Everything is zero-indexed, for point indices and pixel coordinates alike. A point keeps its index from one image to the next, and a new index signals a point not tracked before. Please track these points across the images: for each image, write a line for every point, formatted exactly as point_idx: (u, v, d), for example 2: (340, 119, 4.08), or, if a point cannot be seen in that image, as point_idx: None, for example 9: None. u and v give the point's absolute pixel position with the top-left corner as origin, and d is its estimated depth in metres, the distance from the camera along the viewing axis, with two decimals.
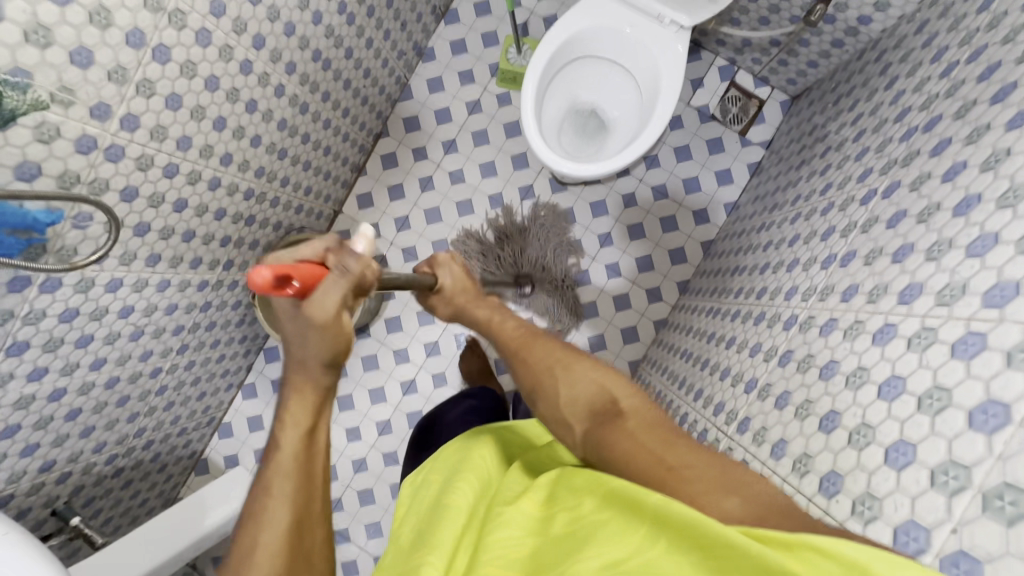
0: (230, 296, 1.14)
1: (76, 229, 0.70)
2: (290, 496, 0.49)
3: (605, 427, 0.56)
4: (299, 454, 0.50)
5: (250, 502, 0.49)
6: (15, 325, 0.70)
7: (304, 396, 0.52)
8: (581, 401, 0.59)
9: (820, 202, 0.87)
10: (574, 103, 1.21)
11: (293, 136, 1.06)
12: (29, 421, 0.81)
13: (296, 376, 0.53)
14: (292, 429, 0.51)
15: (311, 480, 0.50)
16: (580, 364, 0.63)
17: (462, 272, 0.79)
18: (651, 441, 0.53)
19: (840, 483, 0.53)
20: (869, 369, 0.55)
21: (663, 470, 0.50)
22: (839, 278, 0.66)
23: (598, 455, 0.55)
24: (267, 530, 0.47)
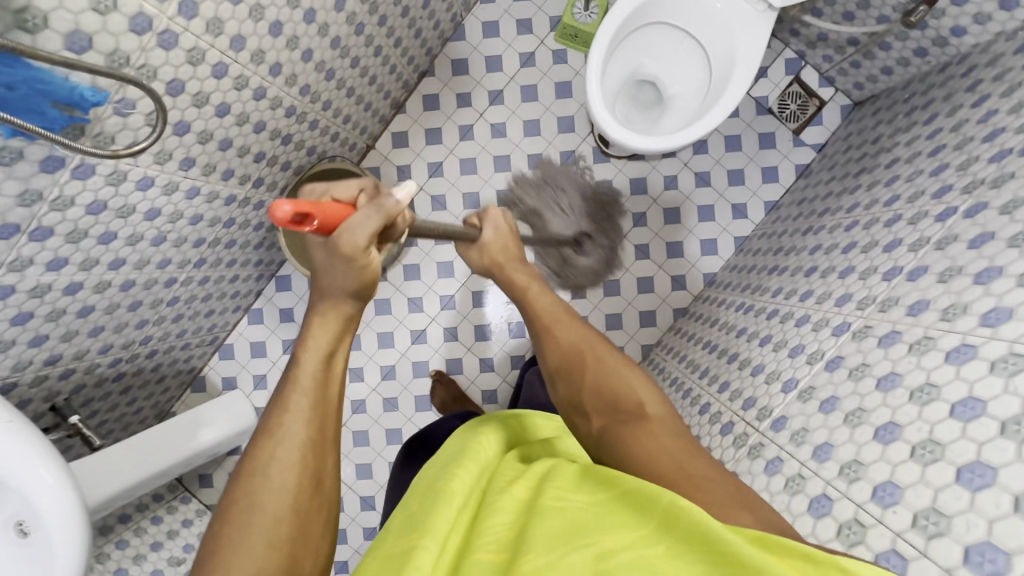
0: (254, 216, 1.10)
1: (117, 115, 0.65)
2: (306, 413, 0.54)
3: (627, 427, 0.63)
4: (317, 374, 0.56)
5: (265, 419, 0.54)
6: (43, 209, 0.66)
7: (329, 317, 0.59)
8: (607, 392, 0.67)
9: (885, 211, 0.84)
10: (635, 71, 1.14)
11: (343, 57, 1.00)
12: (42, 311, 0.77)
13: (324, 296, 0.59)
14: (315, 347, 0.57)
15: (324, 403, 0.56)
16: (615, 357, 0.71)
17: (508, 231, 0.90)
18: (675, 449, 0.61)
19: (897, 494, 0.55)
20: (940, 387, 0.55)
21: (682, 476, 0.57)
22: (905, 291, 0.65)
23: (617, 446, 0.63)
24: (281, 445, 0.52)
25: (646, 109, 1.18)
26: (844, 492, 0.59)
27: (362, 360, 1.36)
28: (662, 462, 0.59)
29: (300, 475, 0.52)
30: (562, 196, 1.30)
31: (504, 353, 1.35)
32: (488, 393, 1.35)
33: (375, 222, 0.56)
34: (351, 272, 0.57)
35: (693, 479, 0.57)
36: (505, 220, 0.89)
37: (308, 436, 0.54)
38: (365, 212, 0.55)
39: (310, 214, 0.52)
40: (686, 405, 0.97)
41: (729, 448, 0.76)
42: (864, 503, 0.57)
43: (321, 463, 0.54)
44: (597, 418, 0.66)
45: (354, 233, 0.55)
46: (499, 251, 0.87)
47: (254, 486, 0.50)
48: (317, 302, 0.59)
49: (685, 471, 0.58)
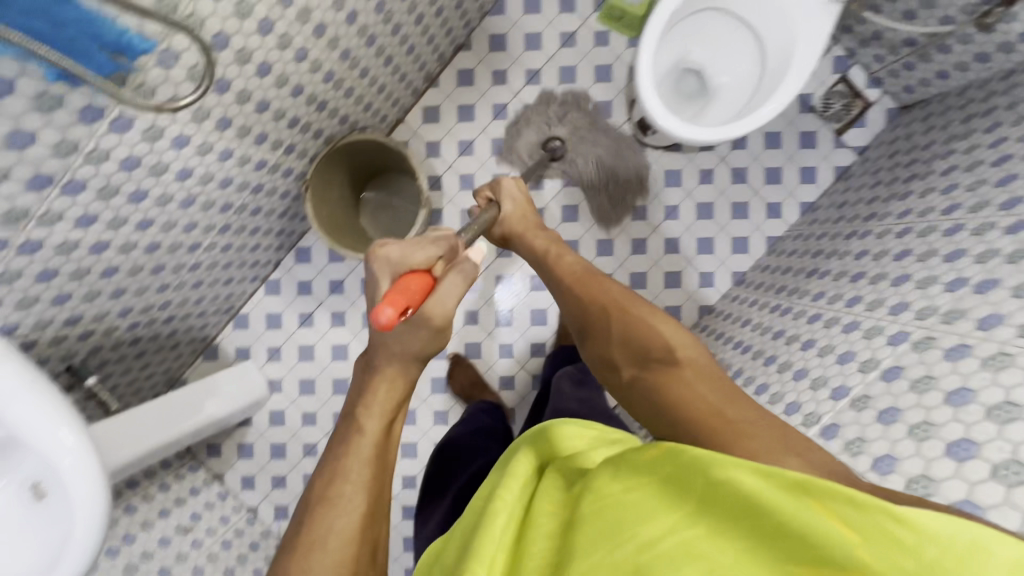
0: (282, 184, 1.06)
1: (159, 67, 0.60)
2: (365, 485, 0.58)
3: (654, 372, 0.65)
4: (377, 445, 0.61)
5: (326, 485, 0.58)
6: (77, 161, 0.62)
7: (392, 388, 0.66)
8: (633, 342, 0.69)
9: (943, 220, 0.81)
10: (683, 58, 1.12)
11: (385, 23, 0.96)
12: (67, 269, 0.74)
13: (390, 366, 0.66)
14: (376, 420, 0.63)
15: (381, 474, 0.60)
16: (644, 307, 0.73)
17: (522, 199, 0.97)
18: (707, 392, 0.60)
19: (980, 514, 0.52)
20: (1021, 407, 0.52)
21: (721, 420, 0.56)
22: (975, 304, 0.62)
23: (651, 396, 0.64)
24: (341, 515, 0.56)
25: (689, 98, 1.14)
26: None
27: None
28: (692, 408, 0.59)
29: (356, 547, 0.55)
30: (567, 125, 1.27)
31: (525, 341, 1.33)
32: (506, 380, 1.33)
33: (459, 295, 0.67)
34: (429, 343, 0.68)
35: (728, 423, 0.55)
36: (516, 188, 0.98)
37: (366, 507, 0.57)
38: (450, 287, 0.67)
39: (407, 308, 0.60)
40: None
41: None
42: None
43: (376, 535, 0.58)
44: (627, 369, 0.69)
45: (442, 303, 0.66)
46: (518, 220, 0.95)
47: (312, 555, 0.54)
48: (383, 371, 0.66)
49: (720, 414, 0.57)
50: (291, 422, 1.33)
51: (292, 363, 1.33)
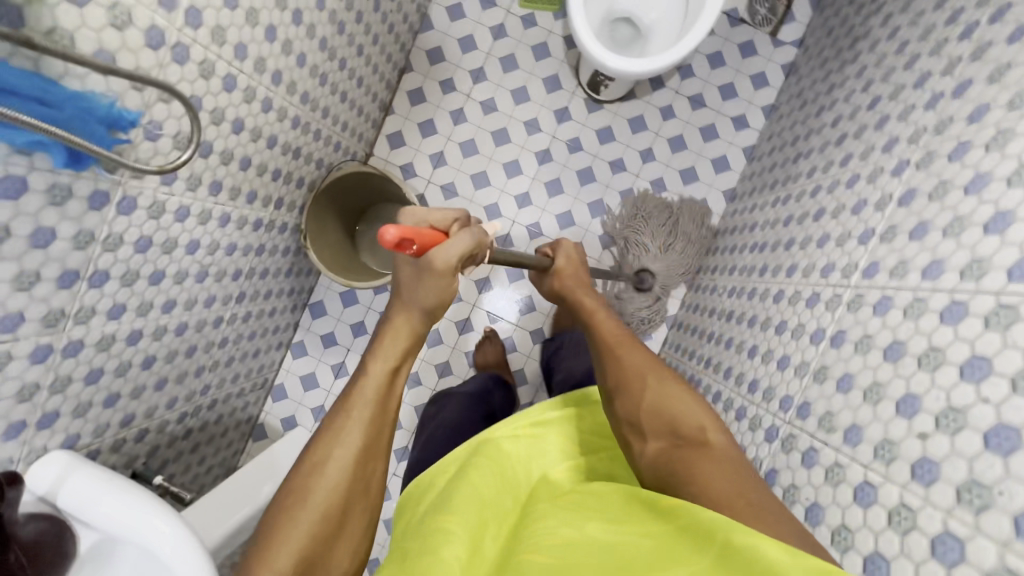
0: (280, 240, 1.09)
1: (148, 141, 0.64)
2: (366, 423, 0.59)
3: (686, 450, 0.62)
4: (380, 389, 0.62)
5: (331, 419, 0.60)
6: (97, 250, 0.65)
7: (397, 342, 0.65)
8: (664, 414, 0.65)
9: (899, 59, 0.85)
10: (609, 12, 1.18)
11: (332, 60, 1.00)
12: (111, 366, 0.76)
13: (398, 319, 0.67)
14: (381, 365, 0.63)
15: (383, 417, 0.61)
16: (674, 383, 0.69)
17: (579, 261, 0.95)
18: (733, 476, 0.57)
19: None
20: None
21: (741, 502, 0.54)
22: (958, 107, 0.65)
23: (677, 476, 0.60)
24: (342, 447, 0.58)
25: (626, 46, 1.20)
26: (975, 289, 0.51)
27: (414, 364, 1.34)
28: (714, 488, 0.56)
29: (350, 478, 0.57)
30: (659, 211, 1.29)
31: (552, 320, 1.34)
32: None
33: (469, 248, 0.66)
34: (436, 290, 0.66)
35: (749, 505, 0.54)
36: (574, 250, 0.96)
37: (366, 444, 0.59)
38: (461, 238, 0.66)
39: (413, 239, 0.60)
40: (756, 304, 0.95)
41: (823, 315, 0.73)
42: (1004, 291, 0.48)
43: (370, 471, 0.59)
44: (652, 440, 0.65)
45: (448, 253, 0.64)
46: (571, 275, 0.93)
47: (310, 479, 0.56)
48: (392, 323, 0.66)
49: (748, 495, 0.55)
50: None
51: None
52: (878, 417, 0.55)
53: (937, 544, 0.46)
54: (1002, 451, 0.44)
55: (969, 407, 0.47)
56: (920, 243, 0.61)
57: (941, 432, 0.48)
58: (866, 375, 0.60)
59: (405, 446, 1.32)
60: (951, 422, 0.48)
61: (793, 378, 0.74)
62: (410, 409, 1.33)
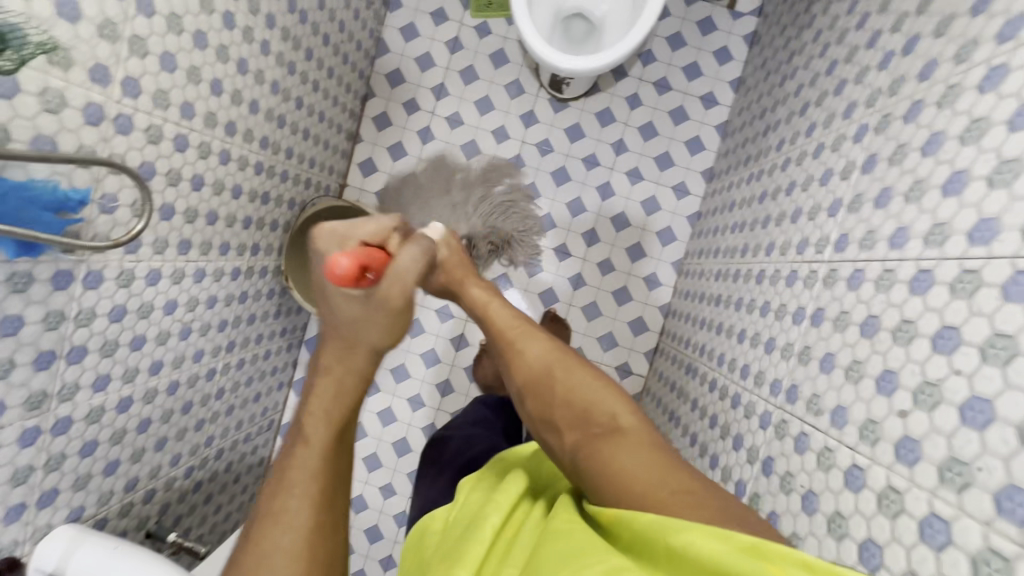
0: (263, 284, 1.10)
1: (105, 214, 0.65)
2: (314, 497, 0.50)
3: (598, 442, 0.55)
4: (326, 458, 0.52)
5: (269, 497, 0.50)
6: (70, 327, 0.66)
7: (338, 397, 0.54)
8: (575, 404, 0.59)
9: (851, 20, 0.82)
10: (559, 11, 1.17)
11: (287, 100, 1.01)
12: (105, 435, 0.77)
13: (334, 370, 0.55)
14: (320, 424, 0.53)
15: (334, 483, 0.52)
16: (581, 369, 0.62)
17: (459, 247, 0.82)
18: (654, 463, 0.52)
19: (994, 226, 0.45)
20: (987, 115, 0.48)
21: (661, 493, 0.49)
22: (909, 65, 0.63)
23: (590, 469, 0.54)
24: (288, 530, 0.48)
25: (582, 43, 1.20)
26: (938, 256, 0.50)
27: (416, 386, 1.34)
28: (637, 481, 0.51)
29: (306, 565, 0.48)
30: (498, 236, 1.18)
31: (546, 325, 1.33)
32: None
33: (419, 272, 0.60)
34: (391, 326, 0.57)
35: (675, 496, 0.48)
36: (454, 238, 0.82)
37: (315, 521, 0.49)
38: (406, 260, 0.59)
39: (364, 263, 0.57)
40: (740, 286, 0.93)
41: (803, 293, 0.71)
42: (963, 256, 0.47)
43: (329, 549, 0.50)
44: (567, 433, 0.58)
45: (402, 284, 0.57)
46: (458, 268, 0.79)
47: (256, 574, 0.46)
48: (326, 373, 0.55)
49: (670, 479, 0.50)
50: (373, 501, 1.33)
51: None
52: (860, 396, 0.54)
53: (925, 525, 0.44)
54: (977, 424, 0.42)
55: (944, 379, 0.46)
56: (885, 211, 0.59)
57: (919, 409, 0.47)
58: (846, 353, 0.58)
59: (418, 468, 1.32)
60: (926, 397, 0.47)
61: (782, 360, 0.72)
62: (417, 430, 1.33)
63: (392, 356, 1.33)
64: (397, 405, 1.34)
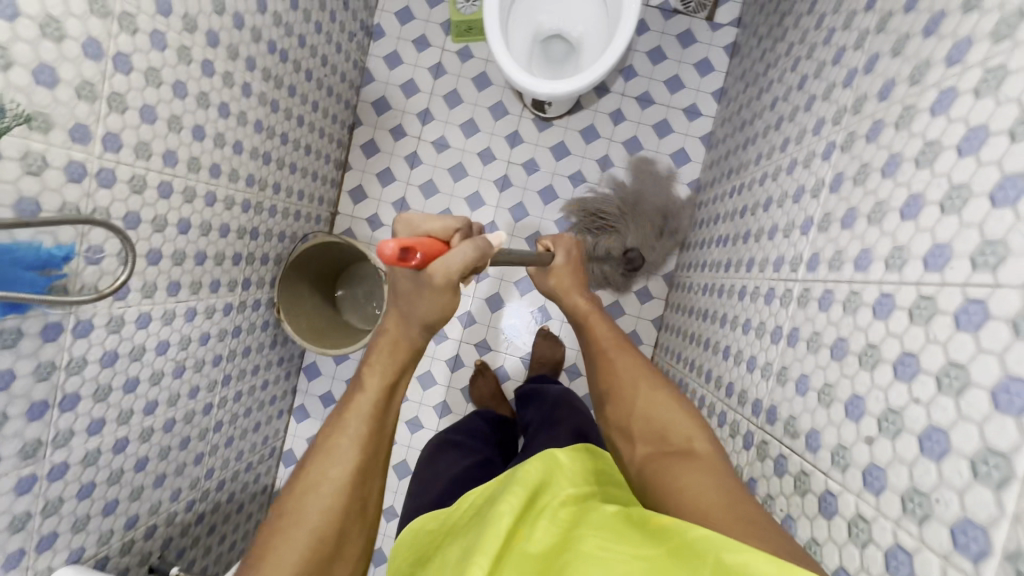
0: (257, 316, 1.12)
1: (91, 265, 0.67)
2: (362, 441, 0.55)
3: (671, 459, 0.56)
4: (376, 404, 0.57)
5: (325, 434, 0.55)
6: (61, 376, 0.68)
7: (394, 352, 0.62)
8: (654, 422, 0.61)
9: (819, 34, 0.83)
10: (536, 30, 1.18)
11: (272, 137, 1.03)
12: (102, 477, 0.79)
13: (395, 330, 0.62)
14: (377, 375, 0.59)
15: (378, 435, 0.56)
16: (663, 389, 0.65)
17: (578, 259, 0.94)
18: (722, 491, 0.51)
19: (948, 252, 0.46)
20: (939, 139, 0.49)
21: (731, 518, 0.48)
22: (869, 84, 0.63)
23: (655, 483, 0.55)
24: (335, 466, 0.53)
25: (562, 62, 1.23)
26: (899, 281, 0.50)
27: (414, 408, 1.35)
28: (703, 500, 0.50)
29: (347, 504, 0.52)
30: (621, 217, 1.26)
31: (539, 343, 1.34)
32: None
33: (471, 263, 0.58)
34: (436, 299, 0.60)
35: (737, 519, 0.47)
36: (576, 249, 0.93)
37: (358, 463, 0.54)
38: (462, 250, 0.58)
39: (414, 247, 0.52)
40: (725, 302, 0.93)
41: (780, 311, 0.71)
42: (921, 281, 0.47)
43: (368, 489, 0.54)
44: (641, 446, 0.60)
45: (448, 268, 0.57)
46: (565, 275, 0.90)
47: (301, 501, 0.51)
48: (387, 331, 0.63)
49: (735, 503, 0.50)
50: None
51: None
52: (832, 420, 0.55)
53: (890, 556, 0.45)
54: (934, 454, 0.43)
55: (904, 407, 0.47)
56: (851, 231, 0.59)
57: (882, 435, 0.48)
58: (819, 375, 0.59)
59: None
60: (890, 424, 0.48)
61: (763, 379, 0.72)
62: (416, 452, 1.34)
63: None
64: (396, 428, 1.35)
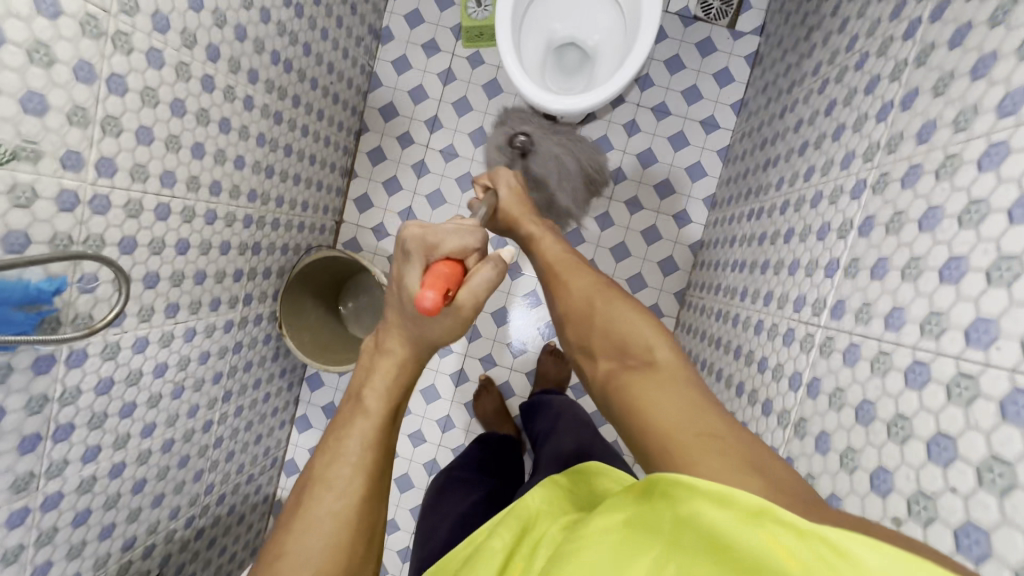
0: (258, 331, 1.10)
1: (85, 294, 0.65)
2: (369, 468, 0.50)
3: (630, 372, 0.48)
4: (381, 429, 0.52)
5: (322, 461, 0.51)
6: (55, 408, 0.66)
7: (402, 374, 0.55)
8: (610, 332, 0.52)
9: (850, 56, 0.78)
10: (550, 39, 1.14)
11: (275, 150, 1.00)
12: (98, 502, 0.77)
13: (402, 350, 0.55)
14: (380, 399, 0.53)
15: (383, 457, 0.52)
16: (623, 302, 0.55)
17: (520, 192, 0.85)
18: (682, 401, 0.43)
19: (993, 329, 0.42)
20: (986, 199, 0.45)
21: (692, 436, 0.40)
22: (906, 122, 0.59)
23: (618, 401, 0.47)
24: (337, 497, 0.49)
25: (577, 71, 1.17)
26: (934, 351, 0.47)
27: (417, 422, 1.33)
28: (663, 417, 0.42)
29: (356, 532, 0.49)
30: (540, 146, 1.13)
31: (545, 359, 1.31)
32: None
33: (491, 291, 0.58)
34: (455, 328, 0.56)
35: (701, 437, 0.39)
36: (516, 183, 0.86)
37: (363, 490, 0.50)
38: (483, 274, 0.56)
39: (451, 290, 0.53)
40: (740, 333, 0.89)
41: (799, 356, 0.68)
42: (960, 355, 0.44)
43: (375, 515, 0.51)
44: (600, 361, 0.52)
45: (475, 298, 0.56)
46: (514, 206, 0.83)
47: (306, 536, 0.47)
48: (391, 353, 0.55)
49: (699, 422, 0.41)
50: None
51: None
52: (856, 489, 0.52)
53: None
54: (972, 554, 0.40)
55: (938, 494, 0.44)
56: (881, 283, 0.56)
57: (912, 519, 0.45)
58: (841, 437, 0.55)
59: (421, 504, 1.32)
60: (920, 509, 0.45)
61: (779, 426, 0.69)
62: (419, 466, 1.32)
63: None
64: (398, 440, 1.33)
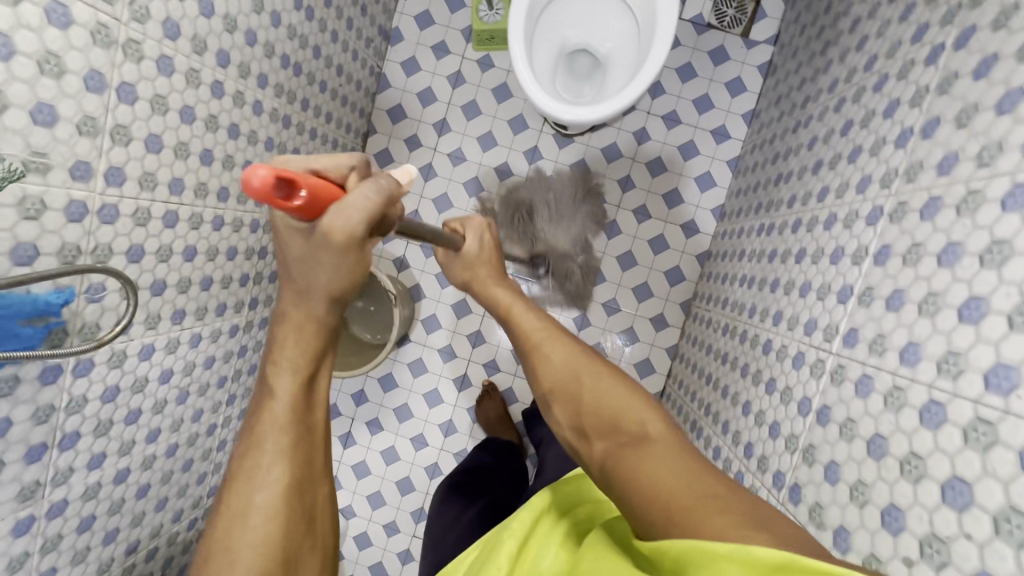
0: (263, 334, 1.10)
1: (92, 303, 0.65)
2: (287, 452, 0.42)
3: (626, 450, 0.46)
4: (296, 407, 0.43)
5: (241, 450, 0.43)
6: (61, 417, 0.66)
7: (303, 339, 0.43)
8: (603, 411, 0.50)
9: (868, 76, 0.77)
10: (562, 45, 1.12)
11: (283, 154, 0.99)
12: (102, 508, 0.78)
13: (294, 312, 0.43)
14: (289, 377, 0.43)
15: (306, 436, 0.44)
16: (612, 375, 0.53)
17: (492, 243, 0.75)
18: (679, 467, 0.42)
19: (1015, 375, 0.42)
20: (1010, 241, 0.45)
21: (692, 496, 0.40)
22: (927, 151, 0.58)
23: (616, 483, 0.45)
24: (262, 487, 0.41)
25: (587, 77, 1.17)
26: (951, 392, 0.47)
27: (419, 426, 1.33)
28: (663, 482, 0.41)
29: (285, 523, 0.41)
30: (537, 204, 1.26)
31: None
32: None
33: (380, 208, 0.40)
34: (342, 263, 0.41)
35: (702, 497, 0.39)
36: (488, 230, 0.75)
37: (289, 476, 0.42)
38: (362, 191, 0.39)
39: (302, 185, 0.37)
40: (747, 350, 0.89)
41: (809, 381, 0.67)
42: (980, 399, 0.44)
43: (306, 501, 0.43)
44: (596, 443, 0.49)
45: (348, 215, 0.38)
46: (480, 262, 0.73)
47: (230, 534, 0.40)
48: (284, 319, 0.43)
49: (699, 483, 0.41)
50: (377, 538, 1.33)
51: (352, 484, 1.33)
52: (866, 524, 0.52)
53: None
54: None
55: (953, 539, 0.44)
56: (897, 315, 0.55)
57: (924, 562, 0.45)
58: (851, 469, 0.55)
59: (422, 507, 1.32)
60: (933, 552, 0.45)
61: (786, 450, 0.68)
62: (420, 470, 1.32)
63: (396, 396, 1.33)
64: (400, 444, 1.33)
